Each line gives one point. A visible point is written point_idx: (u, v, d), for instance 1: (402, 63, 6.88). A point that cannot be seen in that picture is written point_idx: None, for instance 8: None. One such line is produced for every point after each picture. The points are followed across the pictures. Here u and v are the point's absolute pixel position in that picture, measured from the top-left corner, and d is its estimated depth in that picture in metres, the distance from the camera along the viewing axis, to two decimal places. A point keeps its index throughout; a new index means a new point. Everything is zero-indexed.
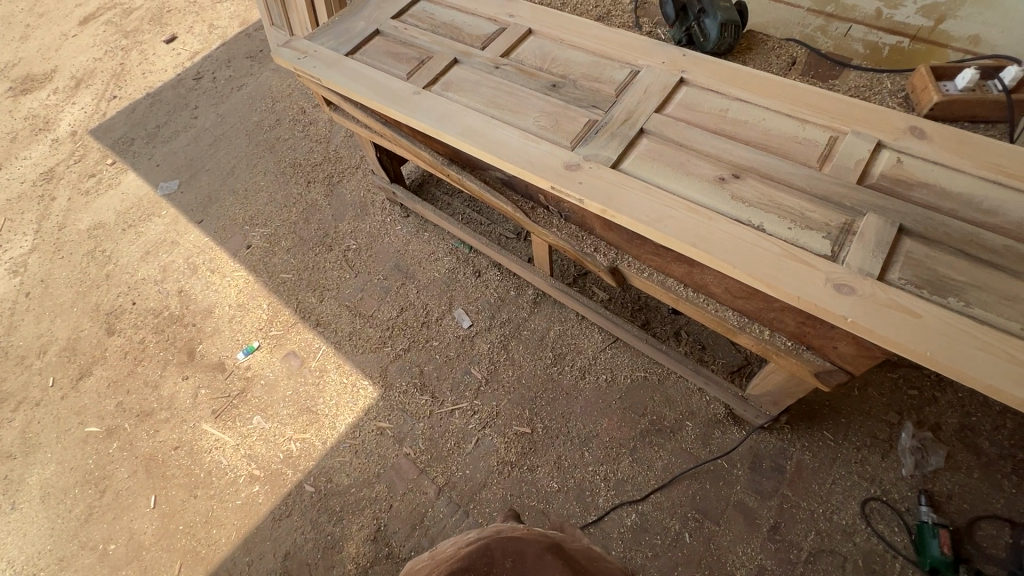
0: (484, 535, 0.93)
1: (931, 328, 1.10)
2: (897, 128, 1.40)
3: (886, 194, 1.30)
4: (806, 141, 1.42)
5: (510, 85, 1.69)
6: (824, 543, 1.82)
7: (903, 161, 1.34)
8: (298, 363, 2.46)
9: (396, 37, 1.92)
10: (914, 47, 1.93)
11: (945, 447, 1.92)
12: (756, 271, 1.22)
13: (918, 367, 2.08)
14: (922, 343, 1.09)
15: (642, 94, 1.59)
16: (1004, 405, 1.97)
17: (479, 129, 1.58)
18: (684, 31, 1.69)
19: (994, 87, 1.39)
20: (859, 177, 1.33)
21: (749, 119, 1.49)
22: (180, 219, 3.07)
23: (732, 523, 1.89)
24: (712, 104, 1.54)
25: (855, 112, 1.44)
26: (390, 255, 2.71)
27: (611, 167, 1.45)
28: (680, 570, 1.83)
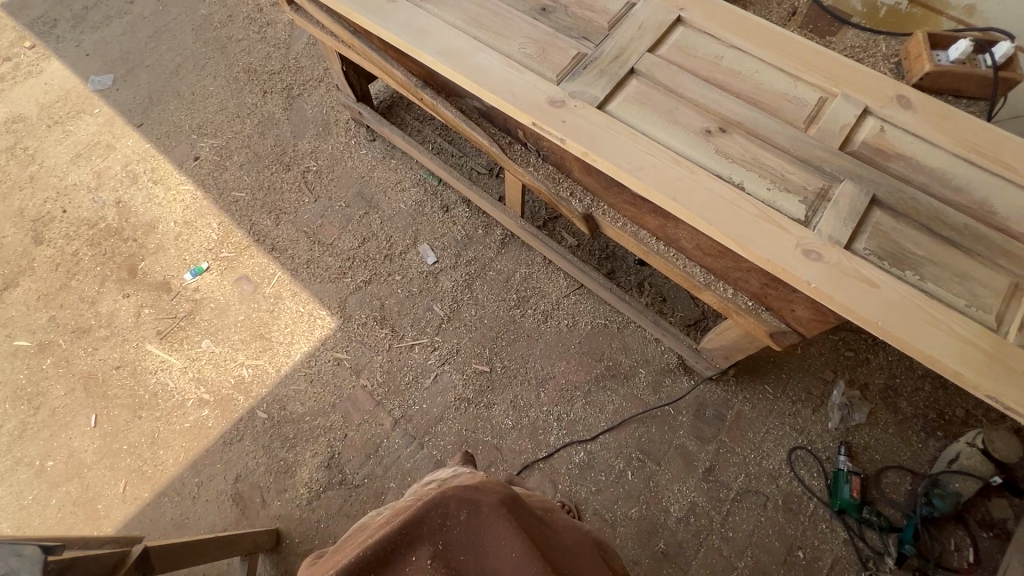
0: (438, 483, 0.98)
1: (885, 299, 1.14)
2: (884, 95, 1.38)
3: (863, 162, 1.30)
4: (796, 100, 1.38)
5: (496, 4, 1.54)
6: (751, 484, 1.98)
7: (885, 130, 1.34)
8: (251, 288, 2.35)
9: None
10: (910, 11, 1.88)
11: (869, 404, 2.08)
12: (731, 230, 1.22)
13: (858, 331, 2.21)
14: (875, 312, 1.13)
15: (636, 30, 1.48)
16: (926, 370, 2.14)
17: (460, 51, 1.45)
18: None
19: (984, 63, 1.37)
20: (841, 142, 1.32)
21: (742, 70, 1.43)
22: (115, 120, 2.76)
23: (672, 464, 2.02)
24: (707, 48, 1.46)
25: (847, 74, 1.41)
26: (354, 181, 2.56)
27: (596, 107, 1.37)
28: (619, 504, 1.97)
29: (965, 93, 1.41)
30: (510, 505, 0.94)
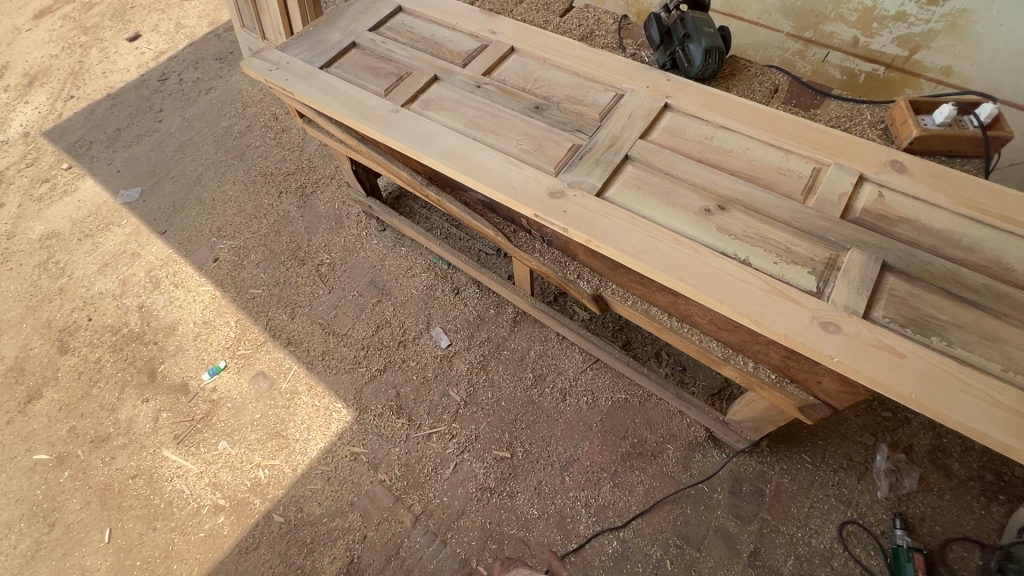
0: None
1: (915, 369, 1.10)
2: (878, 161, 1.41)
3: (868, 228, 1.30)
4: (790, 173, 1.42)
5: (492, 106, 1.64)
6: (802, 568, 1.82)
7: (884, 195, 1.35)
8: (267, 384, 2.35)
9: (373, 50, 1.85)
10: (889, 75, 1.99)
11: (918, 469, 1.95)
12: (743, 307, 1.20)
13: None
14: (907, 384, 1.08)
15: (627, 119, 1.56)
16: None
17: (461, 152, 1.54)
18: (669, 55, 1.67)
19: (972, 123, 1.40)
20: (842, 210, 1.33)
21: (734, 148, 1.48)
22: (141, 229, 2.92)
23: (713, 549, 1.88)
24: (697, 131, 1.52)
25: (837, 144, 1.45)
26: (366, 270, 2.63)
27: (595, 194, 1.42)
28: None
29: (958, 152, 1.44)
30: None
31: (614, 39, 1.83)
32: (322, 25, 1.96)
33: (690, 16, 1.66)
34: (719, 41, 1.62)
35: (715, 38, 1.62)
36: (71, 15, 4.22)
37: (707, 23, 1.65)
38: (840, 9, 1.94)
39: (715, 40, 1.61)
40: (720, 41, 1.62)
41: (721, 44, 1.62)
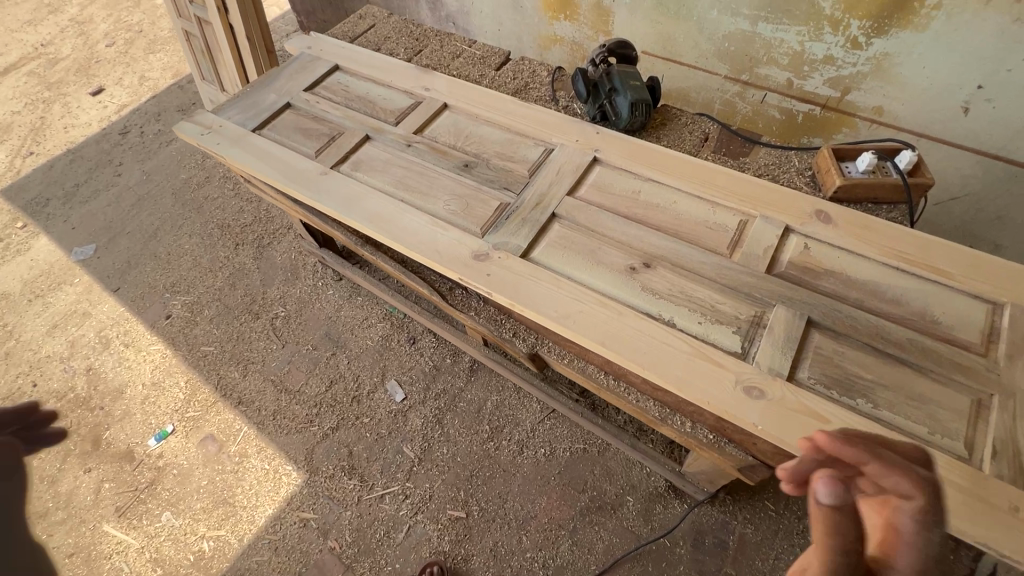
0: None
1: None
2: (804, 212, 1.39)
3: (793, 283, 1.28)
4: (716, 226, 1.40)
5: (422, 166, 1.63)
6: None
7: (810, 247, 1.33)
8: (216, 448, 2.26)
9: (307, 111, 1.84)
10: (825, 115, 2.01)
11: None
12: (666, 373, 1.16)
13: None
14: None
15: (555, 175, 1.55)
16: None
17: (388, 215, 1.51)
18: (598, 108, 1.67)
19: (893, 170, 1.39)
20: (767, 264, 1.31)
21: (661, 201, 1.46)
22: (94, 287, 2.86)
23: None
24: (624, 185, 1.51)
25: (764, 195, 1.44)
26: (321, 323, 2.58)
27: (520, 256, 1.39)
28: None
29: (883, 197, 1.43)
30: None
31: (547, 91, 1.84)
32: (259, 85, 1.96)
33: (616, 69, 1.66)
34: (645, 93, 1.62)
35: (640, 91, 1.62)
36: (36, 71, 4.25)
37: (632, 75, 1.65)
38: (771, 53, 1.97)
39: (640, 93, 1.61)
40: (645, 93, 1.62)
41: (646, 95, 1.62)
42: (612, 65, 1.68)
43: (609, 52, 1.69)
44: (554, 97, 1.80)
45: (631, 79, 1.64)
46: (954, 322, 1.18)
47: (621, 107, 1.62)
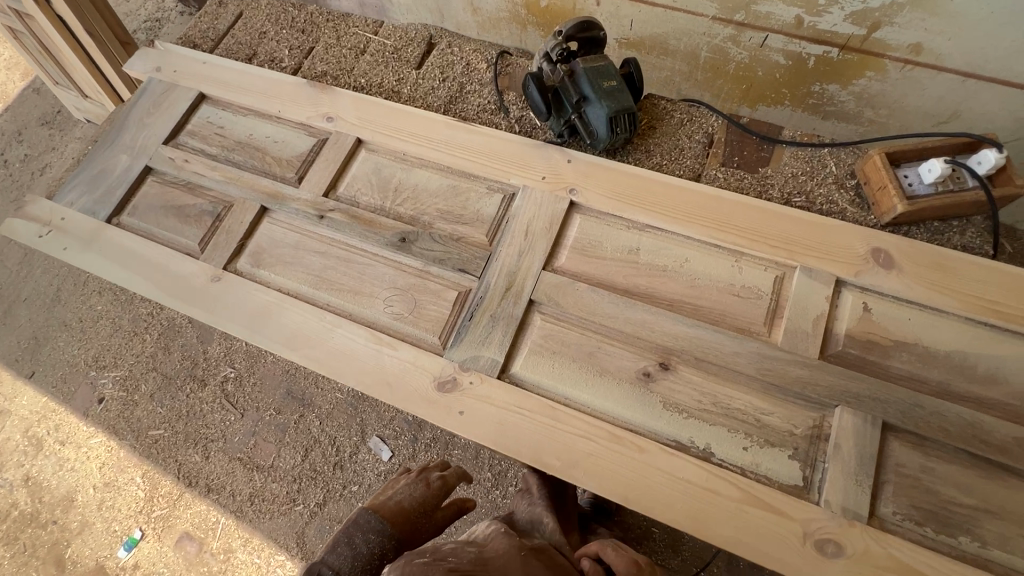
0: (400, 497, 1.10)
1: None
2: (857, 253, 1.06)
3: (855, 368, 0.98)
4: (746, 291, 1.06)
5: (345, 246, 1.22)
6: None
7: (870, 308, 1.02)
8: (196, 548, 2.03)
9: (176, 176, 1.36)
10: (845, 58, 1.58)
11: None
12: (713, 534, 0.90)
13: None
14: None
15: (524, 239, 1.16)
16: None
17: (314, 336, 1.13)
18: (565, 123, 1.22)
19: (972, 178, 1.04)
20: (820, 344, 1.00)
21: (669, 261, 1.10)
22: (4, 377, 2.43)
23: None
24: (617, 241, 1.14)
25: (801, 233, 1.09)
26: (279, 379, 2.24)
27: (499, 375, 1.05)
28: None
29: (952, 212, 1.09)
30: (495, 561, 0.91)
31: (490, 95, 1.37)
32: (102, 142, 1.44)
33: (581, 63, 1.19)
34: (625, 98, 1.17)
35: (618, 96, 1.17)
36: None
37: (604, 71, 1.19)
38: None
39: (618, 100, 1.16)
40: (625, 99, 1.17)
41: (627, 100, 1.17)
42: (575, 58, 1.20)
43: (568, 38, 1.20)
44: (502, 105, 1.34)
45: (604, 79, 1.18)
46: None
47: (594, 123, 1.18)
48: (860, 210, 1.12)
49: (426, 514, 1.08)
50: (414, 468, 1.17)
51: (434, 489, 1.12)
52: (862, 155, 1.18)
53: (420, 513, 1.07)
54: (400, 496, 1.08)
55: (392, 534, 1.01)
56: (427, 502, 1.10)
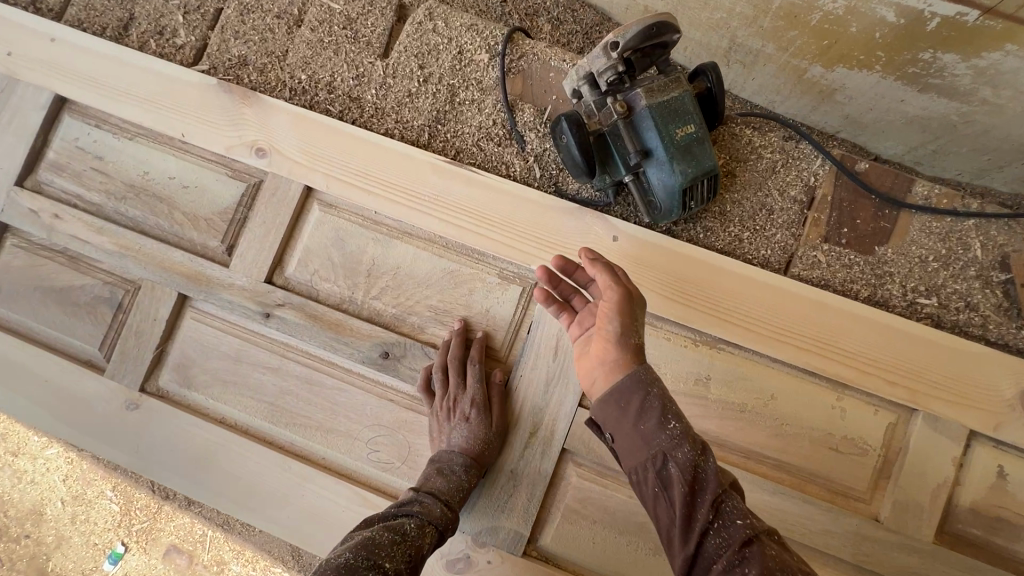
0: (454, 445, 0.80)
1: None
2: (1001, 396, 0.79)
3: (974, 551, 0.78)
4: (846, 444, 0.81)
5: (306, 360, 0.89)
6: None
7: (1006, 474, 0.78)
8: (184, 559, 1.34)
9: (46, 238, 0.94)
10: None
11: None
12: None
13: None
14: None
15: (552, 359, 0.84)
16: None
17: (276, 491, 0.86)
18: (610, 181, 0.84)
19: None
20: (937, 523, 0.78)
21: (748, 399, 0.82)
22: None
23: None
24: (679, 366, 0.84)
25: (930, 363, 0.80)
26: None
27: (523, 551, 0.82)
28: None
29: None
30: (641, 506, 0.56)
31: (497, 112, 0.94)
32: None
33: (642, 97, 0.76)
34: (705, 156, 0.79)
35: (695, 153, 0.78)
36: None
37: (678, 109, 0.78)
38: None
39: (695, 162, 0.78)
40: (706, 157, 0.79)
41: (708, 159, 0.79)
42: (636, 83, 0.78)
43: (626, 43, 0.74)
44: (515, 131, 0.91)
45: (678, 124, 0.77)
46: None
47: (656, 190, 0.80)
48: (1004, 321, 0.83)
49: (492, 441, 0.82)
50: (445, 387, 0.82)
51: (480, 402, 0.82)
52: (1019, 233, 0.85)
53: (485, 446, 0.81)
54: (459, 439, 0.80)
55: (473, 466, 0.79)
56: (482, 432, 0.81)
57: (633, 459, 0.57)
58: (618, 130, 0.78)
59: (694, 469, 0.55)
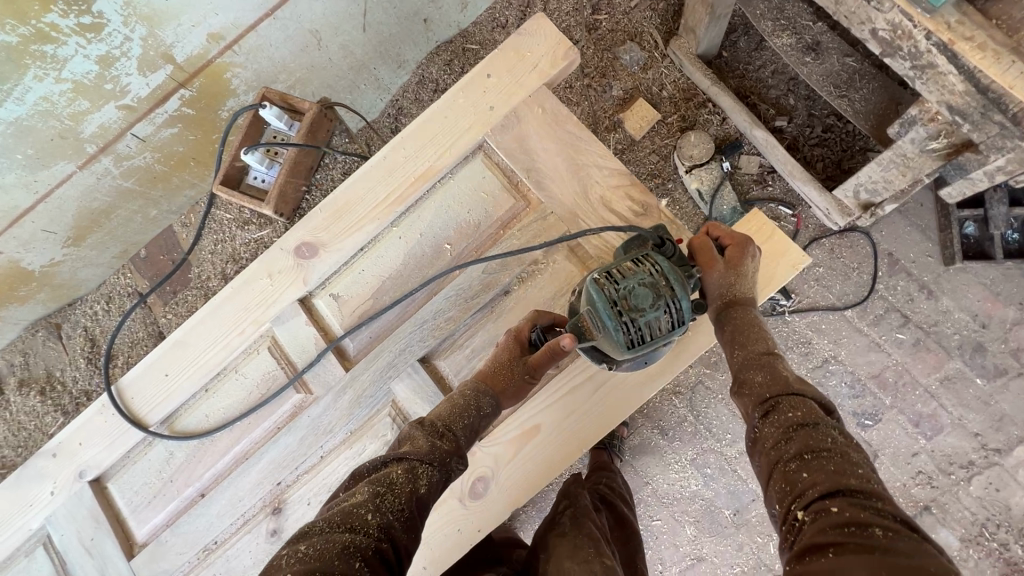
0: (360, 492, 0.70)
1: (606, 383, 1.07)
2: (289, 267, 1.03)
3: (372, 343, 1.00)
4: (264, 385, 1.01)
5: None
6: (700, 393, 1.81)
7: (336, 295, 1.02)
8: None
9: None
10: (197, 87, 1.52)
11: None
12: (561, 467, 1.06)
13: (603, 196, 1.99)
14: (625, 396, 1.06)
15: (91, 556, 1.01)
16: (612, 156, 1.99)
17: None
18: (630, 328, 0.83)
19: (283, 141, 1.40)
20: (339, 359, 0.99)
21: (201, 433, 1.02)
22: None
23: (662, 464, 1.80)
24: (153, 464, 1.03)
25: (246, 299, 1.04)
26: None
27: None
28: (695, 539, 1.77)
29: (310, 160, 1.49)
30: (739, 380, 0.95)
31: None
32: None
33: (639, 331, 0.83)
34: (684, 291, 0.86)
35: (677, 268, 0.88)
36: None
37: (640, 294, 0.83)
38: (62, 114, 1.36)
39: (659, 311, 0.83)
40: (678, 302, 0.85)
41: (687, 316, 0.86)
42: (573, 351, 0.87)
43: (537, 325, 0.92)
44: (661, 336, 0.85)
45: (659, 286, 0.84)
46: (491, 202, 0.99)
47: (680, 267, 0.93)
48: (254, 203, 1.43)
49: (442, 472, 0.76)
50: (518, 348, 0.91)
51: (429, 452, 0.77)
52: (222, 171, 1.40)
53: (434, 474, 0.75)
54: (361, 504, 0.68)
55: (379, 537, 0.66)
56: (388, 507, 0.69)
57: (745, 390, 0.93)
58: (653, 320, 0.84)
59: (769, 416, 0.86)
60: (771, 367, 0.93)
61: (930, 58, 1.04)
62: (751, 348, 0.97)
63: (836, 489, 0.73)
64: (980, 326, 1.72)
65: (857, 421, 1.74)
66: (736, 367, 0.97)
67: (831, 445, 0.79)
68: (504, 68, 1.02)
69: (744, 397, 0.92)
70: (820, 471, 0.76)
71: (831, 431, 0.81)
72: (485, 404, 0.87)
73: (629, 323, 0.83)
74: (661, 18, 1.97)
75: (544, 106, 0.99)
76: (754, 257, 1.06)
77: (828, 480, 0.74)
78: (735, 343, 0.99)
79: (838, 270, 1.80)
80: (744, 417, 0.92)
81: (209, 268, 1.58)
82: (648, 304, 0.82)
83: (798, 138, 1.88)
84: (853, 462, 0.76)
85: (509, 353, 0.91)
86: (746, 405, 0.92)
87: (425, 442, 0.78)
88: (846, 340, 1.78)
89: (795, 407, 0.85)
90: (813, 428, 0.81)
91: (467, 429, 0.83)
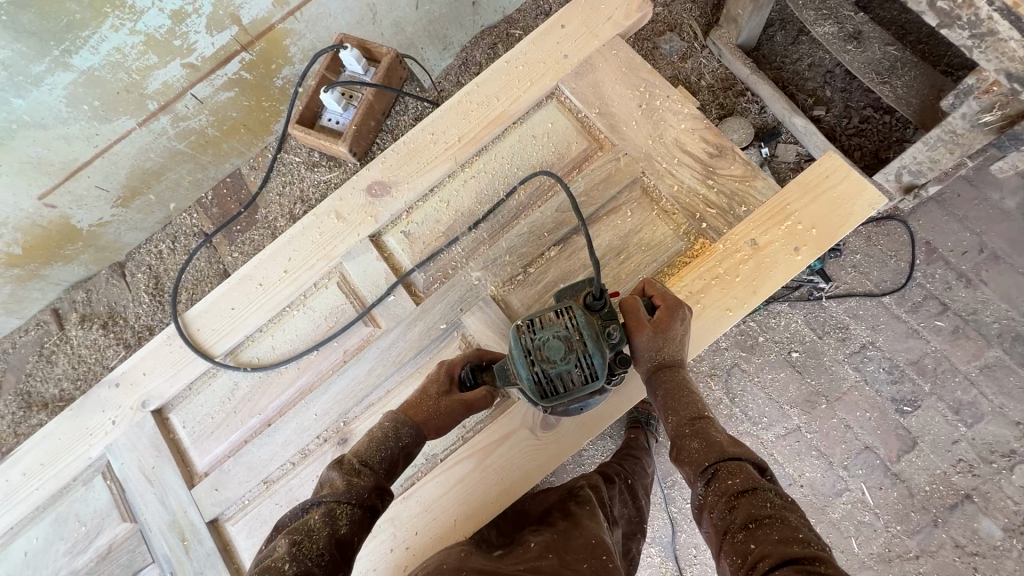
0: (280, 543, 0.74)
1: None
2: (363, 205, 1.09)
3: (441, 280, 1.08)
4: (334, 317, 1.09)
5: None
6: (736, 374, 1.81)
7: (407, 234, 1.09)
8: None
9: None
10: (257, 51, 1.55)
11: None
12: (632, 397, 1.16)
13: None
14: None
15: (155, 481, 1.09)
16: None
17: None
18: (539, 379, 0.89)
19: (363, 83, 1.47)
20: (410, 294, 1.07)
21: (272, 360, 1.10)
22: None
23: None
24: (217, 395, 1.11)
25: (316, 237, 1.09)
26: None
27: None
28: None
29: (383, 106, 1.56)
30: (677, 449, 0.92)
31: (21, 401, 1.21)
32: None
33: (547, 384, 0.89)
34: (600, 347, 0.89)
35: (598, 323, 0.92)
36: None
37: (551, 347, 0.87)
38: (130, 68, 1.41)
39: (567, 367, 0.87)
40: (590, 358, 0.88)
41: (603, 372, 0.89)
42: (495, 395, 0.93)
43: (466, 364, 0.98)
44: (572, 390, 0.89)
45: (574, 340, 0.88)
46: (564, 143, 1.11)
47: (611, 319, 0.95)
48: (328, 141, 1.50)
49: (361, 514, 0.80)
50: (444, 389, 0.96)
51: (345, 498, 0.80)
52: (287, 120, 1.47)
53: (353, 514, 0.79)
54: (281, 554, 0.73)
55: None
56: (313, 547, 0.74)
57: (684, 459, 0.90)
58: (563, 375, 0.88)
59: (712, 484, 0.85)
60: (705, 432, 0.91)
61: (991, 25, 1.07)
62: (684, 413, 0.94)
63: (783, 558, 0.72)
64: (1020, 316, 1.72)
65: (895, 407, 1.74)
66: (673, 436, 0.94)
67: (771, 510, 0.78)
68: (578, 19, 1.12)
69: (687, 468, 0.89)
70: (765, 540, 0.75)
71: (772, 494, 0.81)
72: (405, 435, 0.90)
73: (538, 375, 0.88)
74: (701, 10, 2.03)
75: (619, 56, 1.11)
76: (684, 320, 0.99)
77: (775, 551, 0.72)
78: (668, 408, 0.96)
79: (875, 258, 1.80)
80: (689, 487, 0.89)
81: (276, 209, 1.66)
82: (557, 357, 0.87)
83: (835, 128, 1.91)
84: (793, 526, 0.76)
85: (434, 393, 0.95)
86: (688, 476, 0.89)
87: (343, 481, 0.82)
88: (883, 327, 1.78)
89: (733, 473, 0.84)
90: (753, 494, 0.81)
91: (387, 464, 0.87)
